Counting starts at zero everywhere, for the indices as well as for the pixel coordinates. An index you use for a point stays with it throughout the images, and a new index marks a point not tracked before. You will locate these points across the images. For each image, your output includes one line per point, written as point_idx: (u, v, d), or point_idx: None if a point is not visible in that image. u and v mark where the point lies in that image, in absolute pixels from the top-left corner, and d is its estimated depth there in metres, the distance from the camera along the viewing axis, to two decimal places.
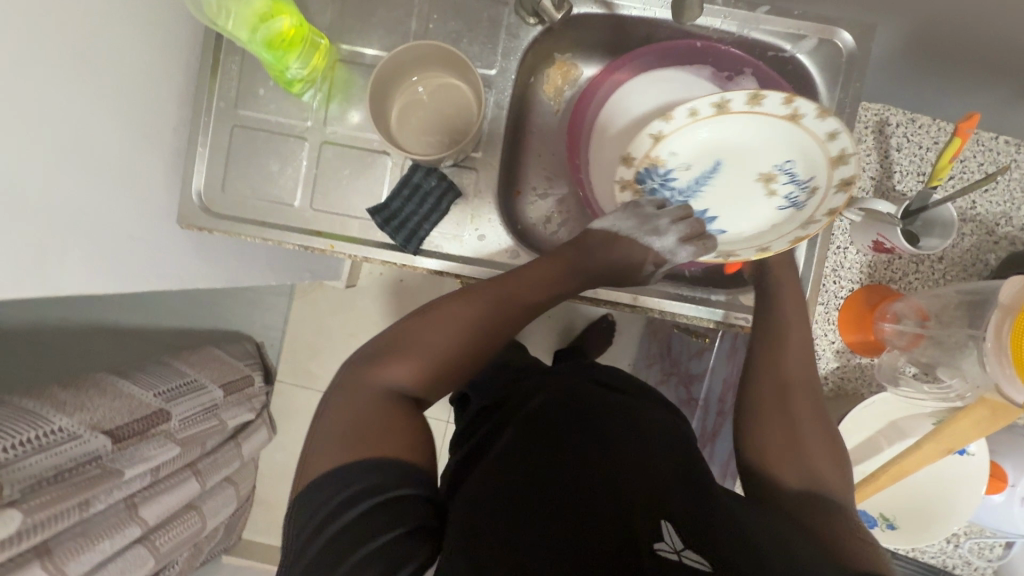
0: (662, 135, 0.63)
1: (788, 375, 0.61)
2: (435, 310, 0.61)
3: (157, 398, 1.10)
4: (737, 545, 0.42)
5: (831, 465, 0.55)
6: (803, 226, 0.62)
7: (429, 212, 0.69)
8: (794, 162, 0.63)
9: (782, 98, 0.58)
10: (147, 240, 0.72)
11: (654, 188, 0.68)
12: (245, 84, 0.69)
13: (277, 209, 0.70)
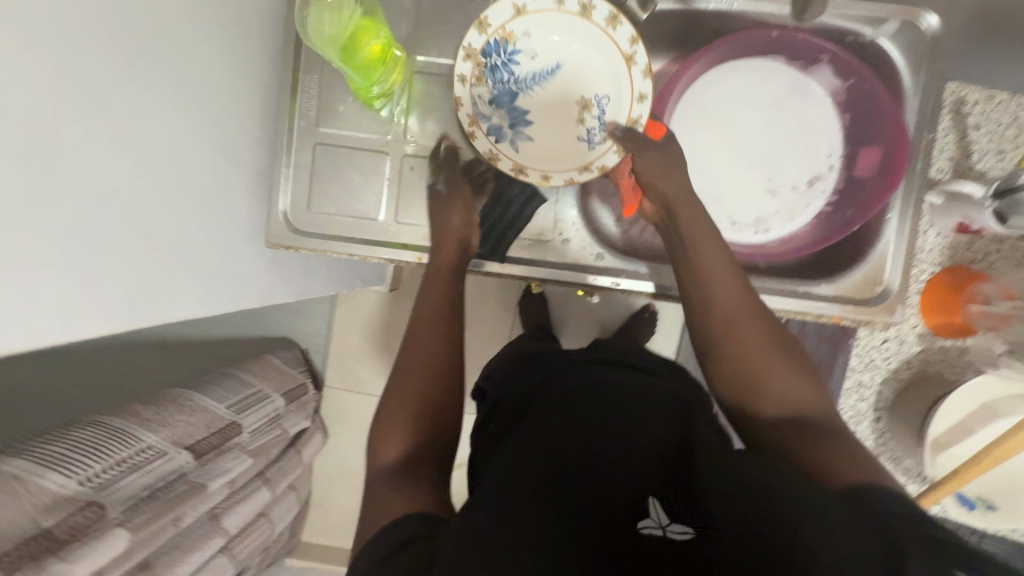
0: (522, 9, 0.61)
1: (724, 313, 0.61)
2: (397, 379, 0.65)
3: (229, 411, 1.12)
4: (740, 507, 0.43)
5: (796, 385, 0.57)
6: (580, 171, 0.64)
7: (514, 219, 0.71)
8: (609, 96, 0.64)
9: (632, 34, 0.60)
10: (233, 261, 0.73)
11: (496, 66, 0.63)
12: (325, 101, 0.69)
13: (361, 223, 0.71)
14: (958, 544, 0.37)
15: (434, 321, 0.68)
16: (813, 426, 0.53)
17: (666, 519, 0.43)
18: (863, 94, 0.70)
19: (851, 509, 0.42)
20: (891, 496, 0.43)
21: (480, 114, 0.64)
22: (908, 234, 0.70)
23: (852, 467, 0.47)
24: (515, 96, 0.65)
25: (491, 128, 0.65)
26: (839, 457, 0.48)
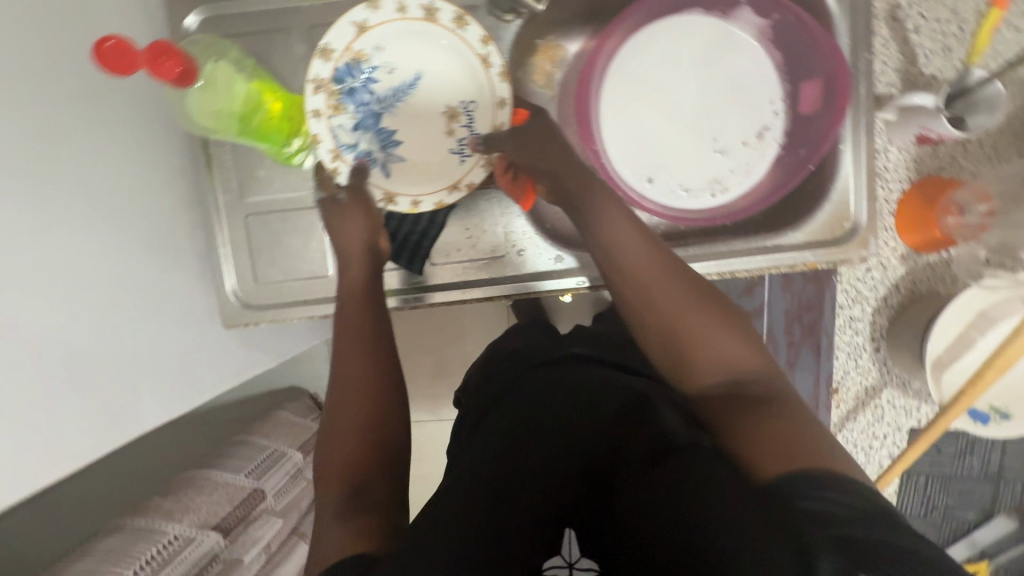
0: (367, 25, 0.55)
1: (647, 287, 0.58)
2: (334, 404, 0.59)
3: (249, 477, 1.09)
4: (660, 516, 0.46)
5: (734, 353, 0.55)
6: (450, 190, 0.59)
7: (430, 229, 0.68)
8: (476, 103, 0.58)
9: (481, 33, 0.54)
10: (199, 350, 0.71)
11: (352, 90, 0.57)
12: (244, 169, 0.67)
13: (314, 283, 0.69)
14: (884, 539, 0.37)
15: (368, 350, 0.60)
16: (755, 395, 0.51)
17: (575, 556, 0.51)
18: (789, 26, 0.66)
19: (777, 504, 0.42)
20: (830, 478, 0.42)
21: (343, 144, 0.58)
22: (865, 162, 0.67)
23: (795, 445, 0.45)
24: (380, 116, 0.59)
25: (358, 157, 0.59)
26: (784, 433, 0.47)
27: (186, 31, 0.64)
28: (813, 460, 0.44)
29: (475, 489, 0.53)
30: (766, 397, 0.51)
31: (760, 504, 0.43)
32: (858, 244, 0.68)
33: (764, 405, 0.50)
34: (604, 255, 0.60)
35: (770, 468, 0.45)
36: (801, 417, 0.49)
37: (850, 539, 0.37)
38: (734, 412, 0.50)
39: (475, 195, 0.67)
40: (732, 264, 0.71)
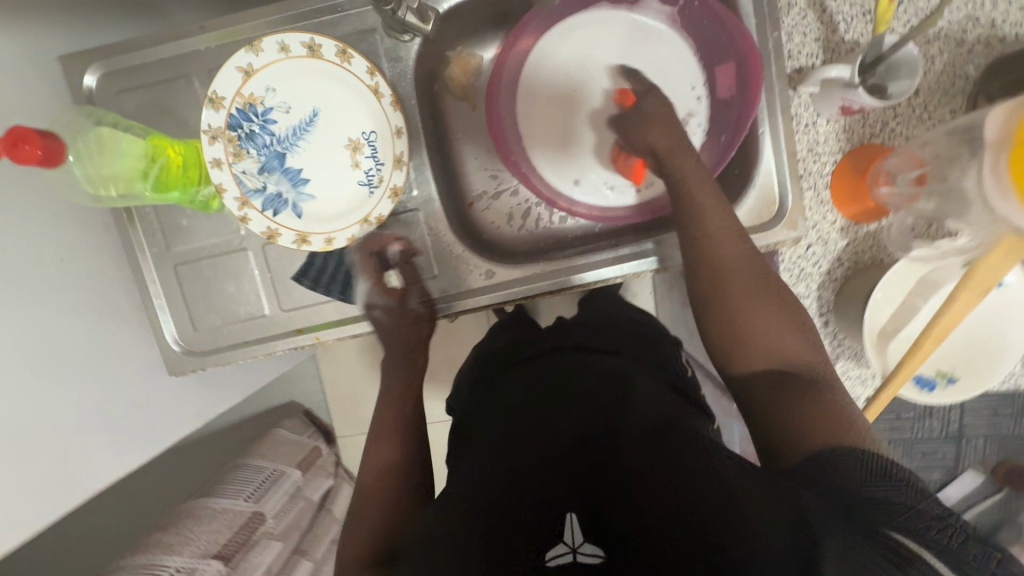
0: (253, 69, 0.55)
1: (716, 270, 0.64)
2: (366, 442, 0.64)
3: (248, 502, 1.06)
4: (698, 516, 0.52)
5: (788, 346, 0.60)
6: (362, 222, 0.58)
7: (357, 258, 0.67)
8: (377, 133, 0.58)
9: (366, 63, 0.54)
10: (148, 401, 0.71)
11: (251, 134, 0.57)
12: (166, 220, 0.67)
13: (254, 323, 0.69)
14: (891, 509, 0.44)
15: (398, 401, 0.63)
16: (796, 381, 0.57)
17: (579, 542, 0.60)
18: (697, 12, 0.65)
19: (814, 490, 0.47)
20: (852, 464, 0.48)
21: (249, 189, 0.58)
22: (785, 142, 0.66)
23: (823, 429, 0.51)
24: (283, 156, 0.58)
25: (266, 201, 0.58)
26: (819, 417, 0.52)
27: (87, 90, 0.64)
28: (832, 442, 0.50)
29: (509, 498, 0.61)
30: (802, 386, 0.56)
31: (784, 489, 0.49)
32: (787, 223, 0.66)
33: (805, 391, 0.56)
34: (688, 236, 0.65)
35: (806, 446, 0.51)
36: (837, 412, 0.54)
37: (862, 513, 0.44)
38: (779, 395, 0.56)
39: (397, 221, 0.67)
40: (641, 261, 0.68)
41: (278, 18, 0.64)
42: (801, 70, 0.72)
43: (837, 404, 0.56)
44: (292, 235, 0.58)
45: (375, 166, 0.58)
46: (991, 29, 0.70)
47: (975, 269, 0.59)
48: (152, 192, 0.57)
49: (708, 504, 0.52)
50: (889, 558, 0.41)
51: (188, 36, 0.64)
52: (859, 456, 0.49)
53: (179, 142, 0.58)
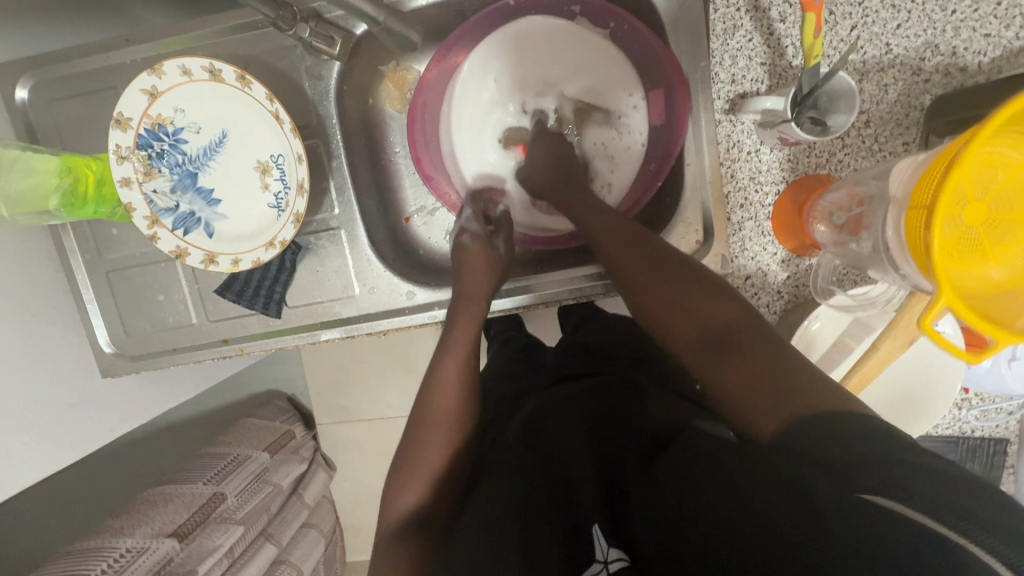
0: (157, 90, 0.56)
1: (630, 263, 0.58)
2: (407, 459, 0.61)
3: (208, 484, 1.07)
4: (709, 521, 0.42)
5: (717, 313, 0.51)
6: (270, 243, 0.59)
7: (278, 274, 0.68)
8: (284, 156, 0.59)
9: (265, 89, 0.55)
10: (90, 399, 0.72)
11: (161, 153, 0.58)
12: (97, 228, 0.69)
13: (182, 331, 0.71)
14: (875, 454, 0.34)
15: (445, 417, 0.62)
16: (733, 342, 0.48)
17: (608, 552, 0.49)
18: (628, 35, 0.64)
19: (794, 464, 0.38)
20: (816, 414, 0.38)
21: (159, 209, 0.58)
22: (711, 175, 0.63)
23: (766, 390, 0.42)
24: (196, 176, 0.59)
25: (177, 220, 0.59)
26: (759, 375, 0.44)
27: (21, 102, 0.65)
28: (796, 397, 0.41)
29: (502, 504, 0.52)
30: (740, 338, 0.48)
31: (782, 469, 0.39)
32: (712, 259, 0.64)
33: (743, 347, 0.47)
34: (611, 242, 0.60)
35: (761, 421, 0.41)
36: (788, 366, 0.44)
37: (838, 463, 0.35)
38: (716, 362, 0.47)
39: (319, 238, 0.68)
40: (558, 291, 0.67)
41: (201, 32, 0.63)
42: (743, 95, 0.69)
43: (776, 361, 0.44)
44: (199, 255, 0.59)
45: (282, 189, 0.59)
46: (951, 57, 0.66)
47: (895, 321, 0.59)
48: (66, 207, 0.58)
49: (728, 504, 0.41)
50: (908, 541, 0.31)
51: (116, 49, 0.64)
52: (873, 427, 0.36)
53: (89, 159, 0.61)
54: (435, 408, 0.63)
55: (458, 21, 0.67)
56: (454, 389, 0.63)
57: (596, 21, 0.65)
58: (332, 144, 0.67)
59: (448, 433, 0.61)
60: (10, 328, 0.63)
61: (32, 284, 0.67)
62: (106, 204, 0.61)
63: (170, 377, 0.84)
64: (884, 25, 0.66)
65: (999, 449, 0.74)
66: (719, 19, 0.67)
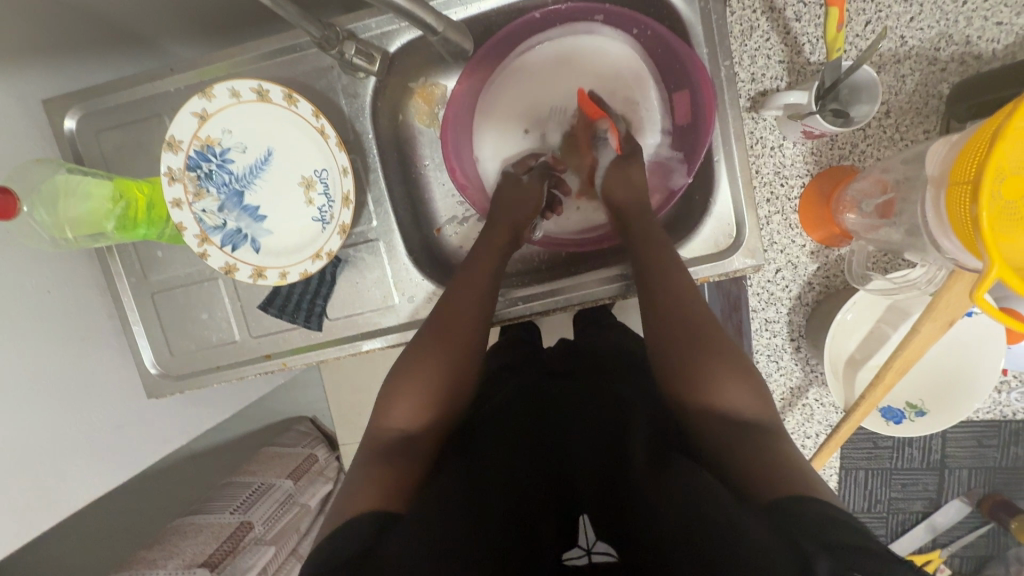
0: (207, 113, 0.59)
1: (656, 301, 0.59)
2: (400, 372, 0.60)
3: (234, 513, 1.03)
4: (677, 514, 0.44)
5: (738, 403, 0.52)
6: (316, 255, 0.61)
7: (319, 287, 0.69)
8: (327, 170, 0.61)
9: (310, 106, 0.58)
10: (134, 420, 0.73)
11: (210, 173, 0.61)
12: (143, 251, 0.71)
13: (225, 348, 0.72)
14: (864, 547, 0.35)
15: (449, 336, 0.61)
16: (751, 433, 0.49)
17: (592, 543, 0.64)
18: (652, 40, 0.66)
19: (787, 523, 0.39)
20: (826, 510, 0.39)
21: (209, 227, 0.61)
22: (740, 169, 0.65)
23: (781, 477, 0.44)
24: (242, 194, 0.62)
25: (225, 237, 0.61)
26: (772, 465, 0.45)
27: (68, 133, 0.67)
28: (802, 486, 0.43)
29: (497, 493, 0.53)
30: (759, 434, 0.49)
31: (776, 515, 0.40)
32: (745, 251, 0.65)
33: (763, 442, 0.48)
34: (644, 268, 0.61)
35: (771, 489, 0.43)
36: (799, 466, 0.46)
37: (821, 534, 0.36)
38: (732, 446, 0.48)
39: (358, 250, 0.69)
40: (594, 291, 0.68)
41: (241, 58, 0.66)
42: (764, 93, 0.71)
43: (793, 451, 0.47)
44: (248, 271, 0.61)
45: (326, 203, 0.61)
46: (965, 47, 0.67)
47: (935, 303, 0.59)
48: (120, 230, 0.61)
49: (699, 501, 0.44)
50: None
51: (159, 78, 0.66)
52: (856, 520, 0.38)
53: (144, 182, 0.63)
54: (441, 324, 0.62)
55: (485, 35, 0.69)
56: (458, 311, 0.62)
57: (618, 28, 0.68)
58: (368, 158, 0.69)
59: (449, 353, 0.61)
60: (60, 351, 0.64)
61: (82, 307, 0.68)
62: (156, 227, 0.64)
63: (208, 397, 0.84)
64: (897, 19, 0.68)
65: None
66: (736, 22, 0.70)
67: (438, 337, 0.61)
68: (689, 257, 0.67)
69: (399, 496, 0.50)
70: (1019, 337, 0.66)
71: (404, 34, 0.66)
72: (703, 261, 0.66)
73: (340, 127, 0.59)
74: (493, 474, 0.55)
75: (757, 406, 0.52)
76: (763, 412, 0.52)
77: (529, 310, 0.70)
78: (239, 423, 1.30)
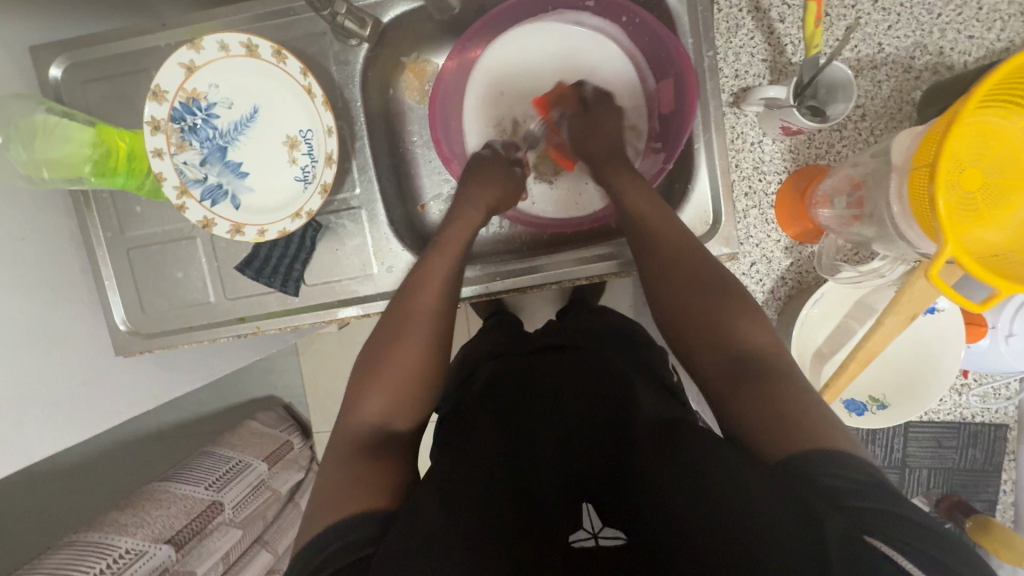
0: (195, 65, 0.59)
1: (660, 271, 0.61)
2: (371, 366, 0.61)
3: (208, 490, 1.00)
4: (681, 490, 0.45)
5: (749, 337, 0.55)
6: (295, 213, 0.61)
7: (297, 252, 0.69)
8: (313, 131, 0.62)
9: (298, 64, 0.59)
10: (100, 377, 0.72)
11: (194, 126, 0.61)
12: (121, 206, 0.70)
13: (199, 309, 0.72)
14: (887, 510, 0.39)
15: (419, 324, 0.62)
16: (761, 371, 0.52)
17: (598, 526, 0.48)
18: (639, 29, 0.67)
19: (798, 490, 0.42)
20: (830, 472, 0.42)
21: (189, 179, 0.61)
22: (719, 158, 0.66)
23: (791, 431, 0.46)
24: (225, 149, 0.62)
25: (205, 192, 0.61)
26: (778, 411, 0.48)
27: (53, 81, 0.67)
28: (811, 442, 0.45)
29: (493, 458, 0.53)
30: (768, 371, 0.52)
31: (784, 482, 0.43)
32: (720, 239, 0.66)
33: (772, 381, 0.51)
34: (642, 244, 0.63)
35: (778, 450, 0.46)
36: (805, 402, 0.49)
37: (840, 500, 0.40)
38: (740, 395, 0.51)
39: (340, 217, 0.70)
40: (571, 270, 0.69)
41: (233, 18, 0.66)
42: (746, 89, 0.73)
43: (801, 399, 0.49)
44: (226, 226, 0.61)
45: (309, 163, 0.62)
46: (938, 56, 0.70)
47: (899, 298, 0.61)
48: (98, 175, 0.60)
49: (701, 477, 0.45)
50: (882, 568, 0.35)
51: (149, 32, 0.66)
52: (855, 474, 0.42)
53: (125, 132, 0.63)
54: (410, 316, 0.63)
55: (479, 14, 0.71)
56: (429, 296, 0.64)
57: (606, 17, 0.69)
58: (356, 126, 0.69)
59: (419, 339, 0.62)
60: (30, 300, 0.63)
61: (55, 258, 0.67)
62: (135, 178, 0.63)
63: (178, 363, 0.83)
64: (876, 26, 0.71)
65: (999, 435, 0.76)
66: (723, 19, 0.72)
67: (409, 325, 0.62)
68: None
69: (396, 491, 0.51)
70: (978, 335, 0.68)
71: (399, 6, 0.67)
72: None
73: (327, 87, 0.60)
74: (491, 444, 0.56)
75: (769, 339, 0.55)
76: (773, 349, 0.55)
77: (505, 286, 0.71)
78: (211, 400, 1.28)
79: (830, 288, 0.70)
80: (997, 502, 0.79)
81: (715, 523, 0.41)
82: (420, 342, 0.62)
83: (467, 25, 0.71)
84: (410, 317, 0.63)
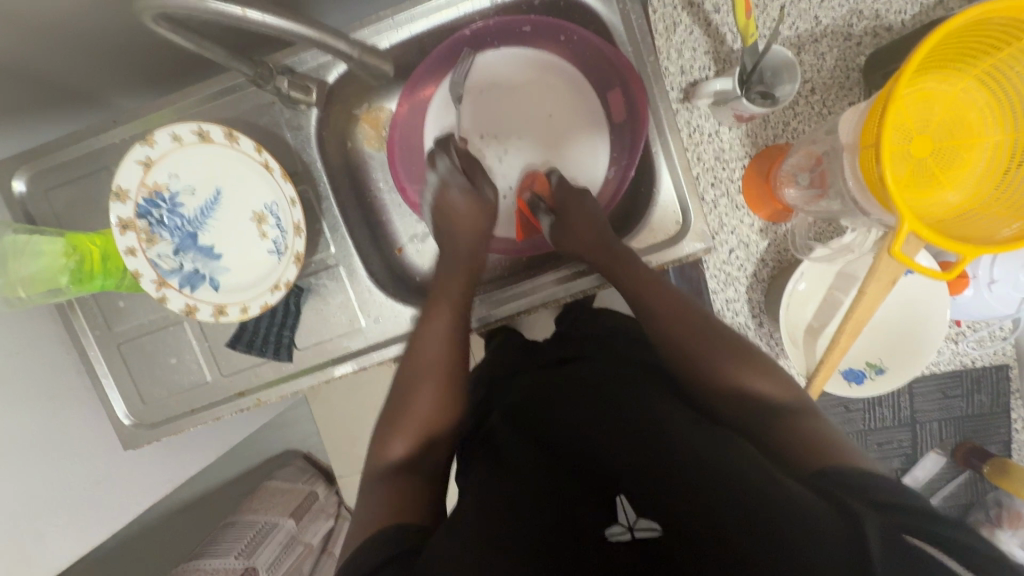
0: (151, 159, 0.61)
1: (659, 307, 0.61)
2: (394, 411, 0.61)
3: (239, 558, 1.00)
4: (707, 472, 0.44)
5: (764, 389, 0.55)
6: (273, 288, 0.63)
7: (284, 319, 0.70)
8: (278, 203, 0.64)
9: (251, 142, 0.61)
10: (110, 474, 0.72)
11: (160, 219, 0.62)
12: (103, 302, 0.70)
13: (198, 390, 0.72)
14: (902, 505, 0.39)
15: (434, 368, 0.62)
16: (777, 416, 0.52)
17: (633, 518, 0.45)
18: (578, 44, 0.69)
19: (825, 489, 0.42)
20: (856, 474, 0.42)
21: (164, 271, 0.62)
22: (678, 158, 0.67)
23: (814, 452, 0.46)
24: (195, 235, 0.64)
25: (182, 279, 0.63)
26: (803, 445, 0.48)
27: (19, 195, 0.67)
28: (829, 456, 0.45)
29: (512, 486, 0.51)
30: (788, 420, 0.52)
31: (816, 488, 0.43)
32: (693, 235, 0.67)
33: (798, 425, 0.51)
34: (631, 267, 0.63)
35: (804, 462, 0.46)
36: (823, 438, 0.49)
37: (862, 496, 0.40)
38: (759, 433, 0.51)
39: (320, 278, 0.70)
40: (554, 290, 0.70)
41: (183, 104, 0.67)
42: (694, 83, 0.73)
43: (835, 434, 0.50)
44: (210, 310, 0.63)
45: (283, 237, 0.64)
46: (875, 20, 0.71)
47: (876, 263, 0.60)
48: (76, 283, 0.62)
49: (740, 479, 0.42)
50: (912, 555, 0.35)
51: (103, 131, 0.67)
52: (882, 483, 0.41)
53: (94, 234, 0.64)
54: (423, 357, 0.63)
55: (422, 56, 0.71)
56: (439, 354, 0.63)
57: (545, 38, 0.71)
58: (319, 187, 0.70)
59: (435, 384, 0.61)
60: (32, 413, 0.64)
61: (48, 367, 0.68)
62: (112, 277, 0.65)
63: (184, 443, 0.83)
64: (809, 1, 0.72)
65: (1002, 376, 0.76)
66: (659, 19, 0.73)
67: (423, 368, 0.62)
68: (641, 246, 0.69)
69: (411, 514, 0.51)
70: (962, 285, 0.69)
71: (339, 66, 0.67)
72: (655, 249, 0.68)
73: (283, 158, 0.63)
74: (512, 462, 0.54)
75: (781, 392, 0.54)
76: (786, 394, 0.55)
77: (495, 316, 0.72)
78: (229, 467, 1.28)
79: (806, 266, 0.70)
80: (1011, 441, 0.79)
81: (754, 509, 0.40)
82: (445, 392, 0.61)
83: (412, 68, 0.72)
84: (429, 359, 0.63)
